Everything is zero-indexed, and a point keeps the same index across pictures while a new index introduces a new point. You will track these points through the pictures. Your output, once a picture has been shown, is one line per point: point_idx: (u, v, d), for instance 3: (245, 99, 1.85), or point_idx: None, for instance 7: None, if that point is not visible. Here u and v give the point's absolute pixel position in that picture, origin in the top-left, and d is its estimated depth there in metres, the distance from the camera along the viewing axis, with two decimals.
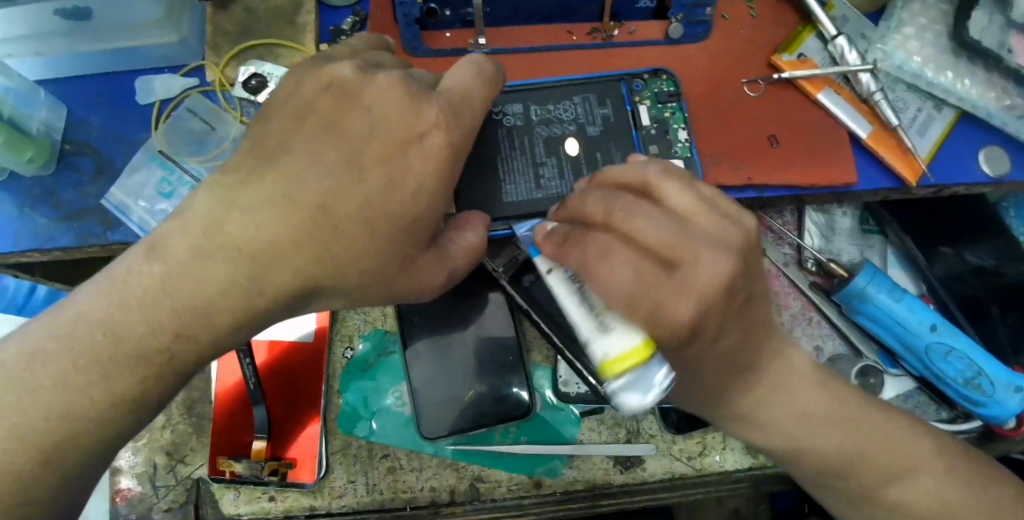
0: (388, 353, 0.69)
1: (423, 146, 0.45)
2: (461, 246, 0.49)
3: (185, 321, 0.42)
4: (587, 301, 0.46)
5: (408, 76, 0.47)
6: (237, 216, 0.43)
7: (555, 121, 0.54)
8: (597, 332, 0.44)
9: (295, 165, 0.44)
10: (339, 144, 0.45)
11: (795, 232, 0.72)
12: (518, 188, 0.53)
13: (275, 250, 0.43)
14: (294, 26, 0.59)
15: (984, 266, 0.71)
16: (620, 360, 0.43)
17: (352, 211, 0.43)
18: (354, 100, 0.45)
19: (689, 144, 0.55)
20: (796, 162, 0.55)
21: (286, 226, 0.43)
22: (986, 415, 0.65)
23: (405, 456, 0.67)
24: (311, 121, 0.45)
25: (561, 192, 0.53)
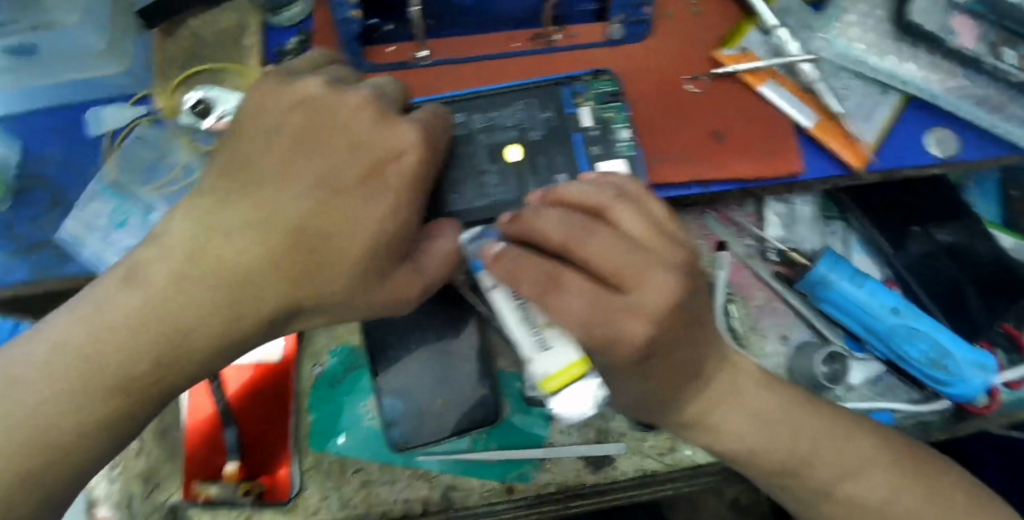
0: (355, 368, 0.69)
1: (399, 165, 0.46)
2: (439, 251, 0.49)
3: (145, 327, 0.43)
4: (527, 317, 0.51)
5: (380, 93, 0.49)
6: (220, 243, 0.44)
7: (497, 128, 0.54)
8: (537, 351, 0.50)
9: (268, 191, 0.45)
10: (276, 150, 0.46)
11: (756, 224, 0.72)
12: (464, 196, 0.53)
13: (231, 274, 0.44)
14: (247, 52, 0.61)
15: (955, 244, 0.70)
16: (559, 376, 0.49)
17: (309, 228, 0.44)
18: (287, 102, 0.47)
19: (632, 142, 0.54)
20: (740, 155, 0.55)
21: (233, 227, 0.44)
22: (952, 394, 0.66)
23: (377, 469, 0.67)
24: (261, 125, 0.47)
25: (507, 197, 0.53)
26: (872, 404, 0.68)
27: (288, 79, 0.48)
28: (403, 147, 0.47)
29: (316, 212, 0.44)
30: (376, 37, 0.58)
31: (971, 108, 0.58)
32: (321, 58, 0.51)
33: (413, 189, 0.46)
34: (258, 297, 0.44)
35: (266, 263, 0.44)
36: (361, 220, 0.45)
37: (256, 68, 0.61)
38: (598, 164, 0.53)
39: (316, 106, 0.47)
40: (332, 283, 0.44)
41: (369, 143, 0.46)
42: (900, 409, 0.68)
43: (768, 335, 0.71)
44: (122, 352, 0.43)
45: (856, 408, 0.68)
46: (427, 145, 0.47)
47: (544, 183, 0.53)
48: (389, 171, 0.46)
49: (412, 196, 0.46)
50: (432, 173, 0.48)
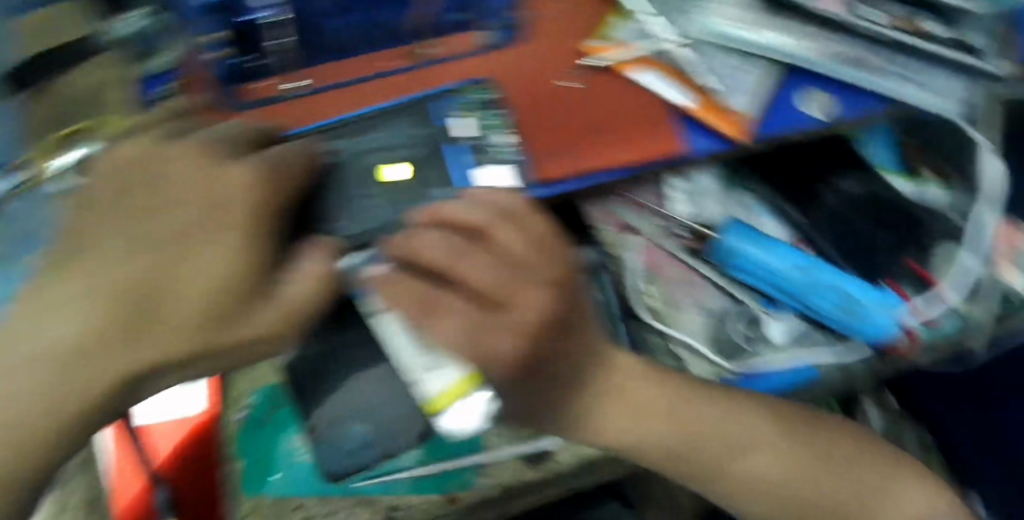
0: (280, 406, 0.68)
1: (232, 210, 0.48)
2: (302, 275, 0.49)
3: (20, 402, 0.44)
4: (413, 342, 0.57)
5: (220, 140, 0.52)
6: (52, 317, 0.45)
7: (371, 151, 0.55)
8: (423, 372, 0.56)
9: (99, 259, 0.47)
10: (130, 216, 0.49)
11: (659, 202, 0.73)
12: (342, 223, 0.53)
13: (71, 344, 0.45)
14: (119, 102, 0.58)
15: (854, 195, 0.73)
16: (445, 393, 0.55)
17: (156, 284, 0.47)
18: (119, 161, 0.50)
19: (512, 145, 0.56)
20: (619, 143, 0.57)
21: (63, 301, 0.45)
22: (867, 337, 0.68)
23: (316, 502, 0.66)
24: (115, 189, 0.49)
25: (387, 216, 0.53)
26: (794, 358, 0.69)
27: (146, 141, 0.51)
28: (240, 187, 0.49)
29: (158, 270, 0.47)
30: (250, 75, 0.60)
31: (842, 68, 0.61)
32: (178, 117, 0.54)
33: (259, 226, 0.48)
34: (98, 361, 0.45)
35: (97, 333, 0.45)
36: (208, 268, 0.47)
37: (130, 109, 0.57)
38: (474, 171, 0.56)
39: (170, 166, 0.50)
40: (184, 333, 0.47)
41: (211, 190, 0.49)
42: (822, 360, 0.69)
43: (686, 307, 0.71)
44: (1, 434, 0.44)
45: (778, 364, 0.69)
46: (268, 183, 0.49)
47: (426, 196, 0.54)
48: (228, 215, 0.48)
49: (257, 236, 0.48)
50: (283, 204, 0.50)
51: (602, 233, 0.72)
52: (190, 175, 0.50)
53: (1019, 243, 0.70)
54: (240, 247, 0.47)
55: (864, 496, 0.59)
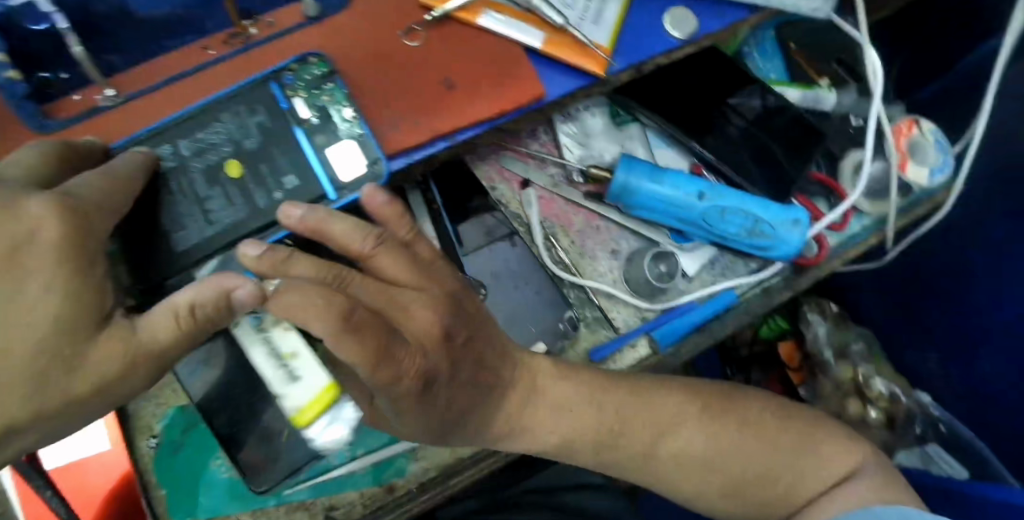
0: (193, 426, 0.65)
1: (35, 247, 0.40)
2: (167, 310, 0.43)
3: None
4: (274, 349, 0.51)
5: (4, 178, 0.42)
6: None
7: (208, 149, 0.49)
8: (286, 384, 0.51)
9: None
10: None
11: (554, 151, 0.71)
12: (192, 232, 0.48)
13: None
14: None
15: (751, 108, 0.71)
16: (312, 406, 0.51)
17: None
18: None
19: (355, 119, 0.50)
20: (477, 97, 0.52)
21: None
22: (778, 255, 0.68)
23: (250, 517, 0.64)
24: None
25: (235, 219, 0.49)
26: (711, 287, 0.69)
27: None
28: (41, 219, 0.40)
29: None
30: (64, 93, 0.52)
31: None
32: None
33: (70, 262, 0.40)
34: None
35: None
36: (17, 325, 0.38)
37: None
38: (327, 154, 0.50)
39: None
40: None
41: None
42: (739, 284, 0.70)
43: (598, 255, 0.70)
44: None
45: (698, 296, 0.69)
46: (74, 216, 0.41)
47: (271, 191, 0.49)
48: (26, 257, 0.39)
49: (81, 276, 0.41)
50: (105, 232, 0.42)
51: (499, 195, 0.69)
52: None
53: (915, 133, 0.71)
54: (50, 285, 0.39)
55: (780, 454, 0.62)
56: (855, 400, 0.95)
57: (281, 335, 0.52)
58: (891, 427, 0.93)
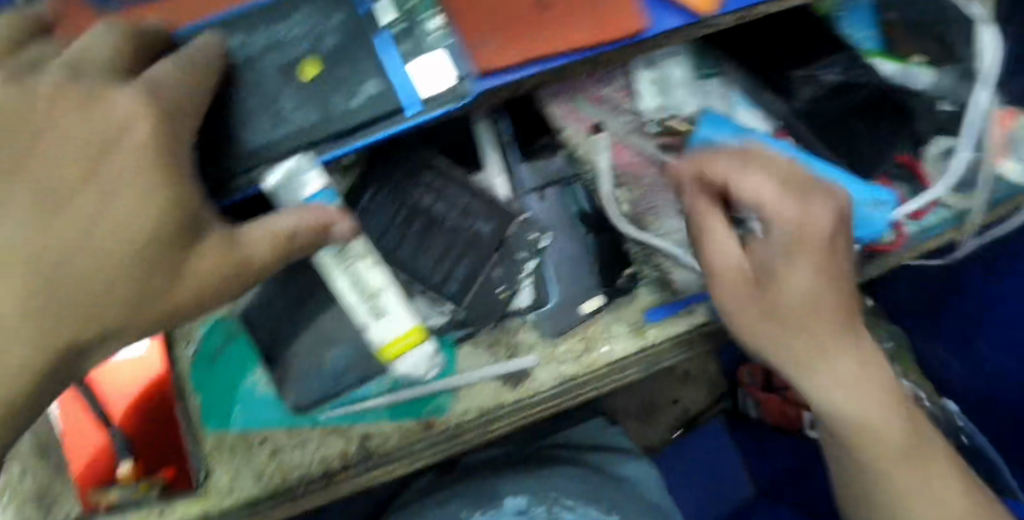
0: (232, 338, 0.64)
1: (125, 144, 0.36)
2: (264, 231, 0.38)
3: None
4: (359, 283, 0.50)
5: (93, 65, 0.39)
6: None
7: (283, 45, 0.44)
8: (374, 318, 0.50)
9: None
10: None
11: (630, 99, 0.67)
12: (260, 132, 0.43)
13: None
14: None
15: (842, 82, 0.66)
16: (393, 344, 0.50)
17: (54, 250, 0.35)
18: None
19: (444, 30, 0.46)
20: (574, 21, 0.47)
21: None
22: (857, 236, 0.64)
23: (285, 435, 0.63)
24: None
25: (310, 123, 0.43)
26: None
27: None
28: (128, 116, 0.37)
29: (44, 239, 0.35)
30: None
31: None
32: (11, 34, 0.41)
33: (158, 166, 0.36)
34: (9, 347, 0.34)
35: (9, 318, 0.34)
36: (105, 229, 0.36)
37: None
38: (410, 64, 0.45)
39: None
40: (101, 312, 0.36)
41: (80, 129, 0.36)
42: None
43: (665, 213, 0.66)
44: None
45: None
46: (164, 114, 0.37)
47: (348, 96, 0.44)
48: (114, 154, 0.36)
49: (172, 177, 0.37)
50: (189, 135, 0.39)
51: (568, 136, 0.66)
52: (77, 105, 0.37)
53: (1013, 125, 0.68)
54: (139, 195, 0.36)
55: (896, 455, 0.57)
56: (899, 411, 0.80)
57: (367, 269, 0.50)
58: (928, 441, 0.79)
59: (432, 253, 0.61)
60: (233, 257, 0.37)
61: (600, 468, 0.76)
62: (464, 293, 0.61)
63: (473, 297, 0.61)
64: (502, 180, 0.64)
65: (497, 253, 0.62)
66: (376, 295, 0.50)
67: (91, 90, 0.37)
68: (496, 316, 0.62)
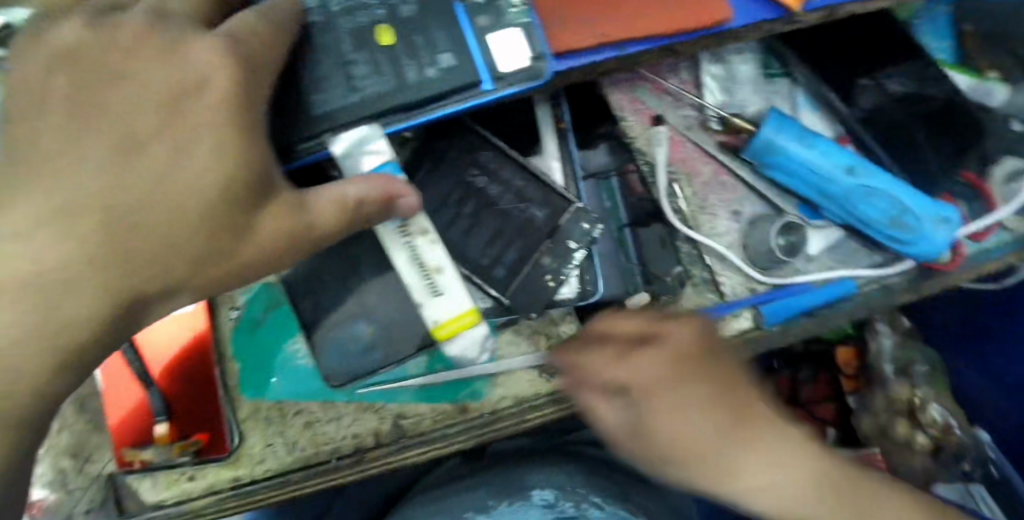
0: (276, 306, 0.63)
1: (199, 98, 0.36)
2: (330, 197, 0.38)
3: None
4: (418, 261, 0.52)
5: (176, 17, 0.38)
6: (12, 246, 0.34)
7: (360, 9, 0.44)
8: (431, 296, 0.52)
9: (60, 169, 0.34)
10: (50, 126, 0.35)
11: (693, 91, 0.66)
12: (330, 95, 0.42)
13: (35, 271, 0.34)
14: None
15: (909, 94, 0.64)
16: (450, 323, 0.52)
17: (126, 200, 0.35)
18: (51, 55, 0.37)
19: (524, 7, 0.44)
20: (655, 7, 0.46)
21: (29, 227, 0.34)
22: (914, 253, 0.61)
23: (319, 408, 0.63)
24: (25, 96, 0.36)
25: (382, 89, 0.42)
26: (832, 272, 0.63)
27: (45, 30, 0.38)
28: (205, 68, 0.36)
29: (121, 186, 0.35)
30: None
31: None
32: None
33: (236, 123, 0.36)
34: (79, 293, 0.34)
35: (79, 262, 0.34)
36: (179, 180, 0.35)
37: None
38: (487, 38, 0.43)
39: (82, 51, 0.37)
40: (168, 266, 0.35)
41: (160, 78, 0.36)
42: (859, 274, 0.63)
43: (718, 213, 0.65)
44: None
45: (816, 278, 0.63)
46: (243, 68, 0.37)
47: (423, 67, 0.42)
48: (186, 107, 0.36)
49: (247, 133, 0.36)
50: (263, 92, 0.38)
51: (627, 127, 0.65)
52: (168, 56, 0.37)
53: None
54: (217, 148, 0.36)
55: None
56: (904, 423, 0.76)
57: (428, 246, 0.52)
58: (936, 459, 0.75)
59: (479, 233, 0.59)
60: (300, 224, 0.37)
61: (628, 469, 0.76)
62: (509, 282, 0.58)
63: (517, 285, 0.58)
64: (559, 166, 0.62)
65: (549, 241, 0.58)
66: (436, 273, 0.52)
67: (171, 38, 0.37)
68: (544, 305, 0.58)
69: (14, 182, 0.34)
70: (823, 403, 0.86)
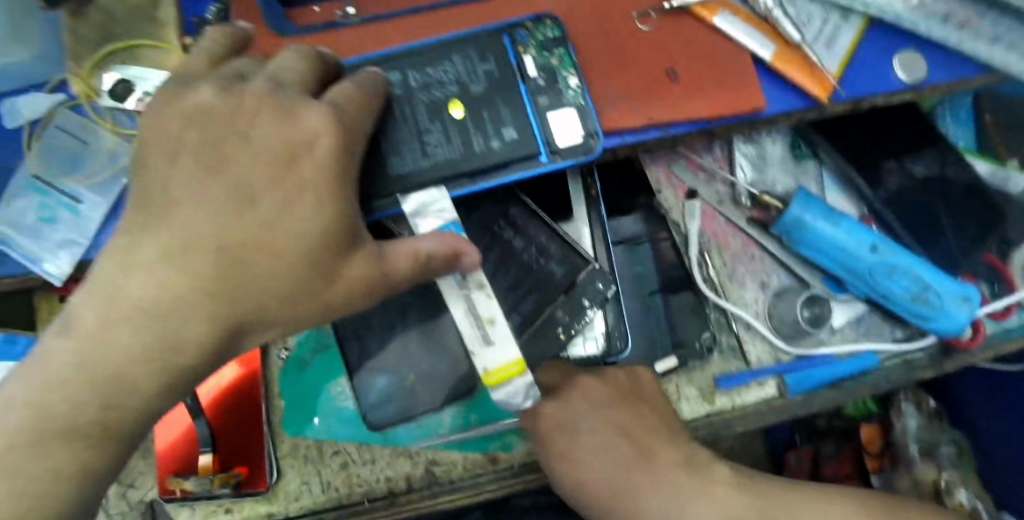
0: (324, 349, 0.67)
1: (314, 156, 0.40)
2: (407, 251, 0.42)
3: (81, 379, 0.35)
4: (473, 312, 0.54)
5: (289, 82, 0.42)
6: (137, 276, 0.37)
7: (435, 84, 0.49)
8: (484, 346, 0.54)
9: (182, 212, 0.38)
10: (183, 173, 0.38)
11: (726, 168, 0.69)
12: (405, 160, 0.47)
13: (149, 299, 0.36)
14: (167, 28, 0.53)
15: (930, 176, 0.67)
16: (498, 372, 0.55)
17: (238, 243, 0.38)
18: (180, 115, 0.40)
19: (581, 90, 0.50)
20: (698, 94, 0.51)
21: (149, 262, 0.37)
22: (937, 329, 0.63)
23: (356, 450, 0.65)
24: (159, 145, 0.39)
25: (452, 157, 0.48)
26: (856, 345, 0.66)
27: (178, 91, 0.41)
28: (319, 132, 0.40)
29: (240, 230, 0.38)
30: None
31: (938, 26, 0.54)
32: (221, 51, 0.44)
33: (335, 178, 0.40)
34: (187, 329, 0.37)
35: (192, 295, 0.37)
36: (284, 228, 0.38)
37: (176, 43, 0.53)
38: (548, 116, 0.49)
39: (214, 112, 0.40)
40: (266, 301, 0.38)
41: (278, 139, 0.40)
42: (883, 348, 0.65)
43: (746, 282, 0.68)
44: (75, 408, 0.35)
45: (839, 351, 0.65)
46: (344, 132, 0.41)
47: (488, 138, 0.48)
48: (303, 165, 0.39)
49: (347, 189, 0.40)
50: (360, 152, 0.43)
51: (663, 199, 0.69)
52: (290, 115, 0.40)
53: None
54: (319, 201, 0.39)
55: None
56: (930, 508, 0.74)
57: (483, 299, 0.54)
58: None
59: (522, 292, 0.62)
60: (381, 272, 0.40)
61: None
62: (527, 326, 0.61)
63: (534, 330, 0.61)
64: (588, 231, 0.64)
65: (564, 296, 0.61)
66: (489, 324, 0.54)
67: (292, 104, 0.41)
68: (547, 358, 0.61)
69: (143, 226, 0.38)
70: (848, 480, 0.85)
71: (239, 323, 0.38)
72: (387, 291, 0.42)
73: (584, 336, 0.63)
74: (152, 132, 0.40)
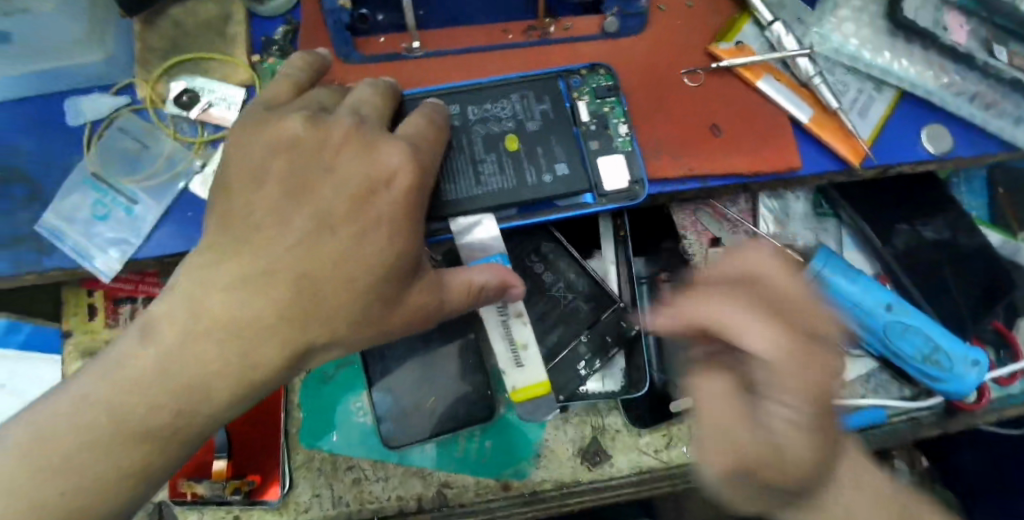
0: (345, 364, 0.67)
1: (390, 191, 0.42)
2: (462, 281, 0.45)
3: (167, 383, 0.39)
4: (508, 335, 0.59)
5: (366, 118, 0.45)
6: (216, 294, 0.40)
7: (492, 120, 0.51)
8: (515, 366, 0.59)
9: (263, 234, 0.41)
10: (265, 199, 0.42)
11: (749, 220, 0.71)
12: (460, 187, 0.49)
13: (230, 313, 0.40)
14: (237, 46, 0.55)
15: (944, 241, 0.70)
16: (525, 390, 0.59)
17: (312, 267, 0.40)
18: (267, 143, 0.43)
19: (629, 138, 0.53)
20: (736, 150, 0.54)
21: (225, 282, 0.40)
22: (945, 390, 0.65)
23: (370, 466, 0.66)
24: (249, 168, 0.43)
25: (505, 186, 0.50)
26: (865, 401, 0.67)
27: (266, 119, 0.44)
28: (398, 169, 0.43)
29: (315, 256, 0.40)
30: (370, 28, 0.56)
31: (965, 105, 0.57)
32: (306, 79, 0.48)
33: (409, 214, 0.42)
34: (262, 347, 0.40)
35: (271, 316, 0.40)
36: (359, 257, 0.41)
37: (243, 60, 0.55)
38: (596, 160, 0.52)
39: (300, 142, 0.43)
40: (338, 324, 0.41)
41: (359, 172, 0.42)
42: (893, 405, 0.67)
43: None
44: (165, 405, 0.39)
45: (849, 405, 0.67)
46: (418, 166, 0.44)
47: (541, 173, 0.50)
48: (379, 198, 0.42)
49: (413, 221, 0.43)
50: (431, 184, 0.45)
51: (687, 244, 0.70)
52: (370, 149, 0.43)
53: None
54: (389, 231, 0.41)
55: None
56: None
57: (519, 325, 0.59)
58: None
59: (549, 325, 0.63)
60: (439, 299, 0.43)
61: None
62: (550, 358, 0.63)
63: (557, 362, 0.63)
64: (614, 270, 0.66)
65: (588, 332, 0.63)
66: (521, 349, 0.59)
67: (373, 139, 0.44)
68: (569, 393, 0.63)
69: (229, 246, 0.41)
70: None
71: (308, 342, 0.41)
72: (437, 316, 0.45)
73: (602, 373, 0.65)
74: (241, 156, 0.43)
